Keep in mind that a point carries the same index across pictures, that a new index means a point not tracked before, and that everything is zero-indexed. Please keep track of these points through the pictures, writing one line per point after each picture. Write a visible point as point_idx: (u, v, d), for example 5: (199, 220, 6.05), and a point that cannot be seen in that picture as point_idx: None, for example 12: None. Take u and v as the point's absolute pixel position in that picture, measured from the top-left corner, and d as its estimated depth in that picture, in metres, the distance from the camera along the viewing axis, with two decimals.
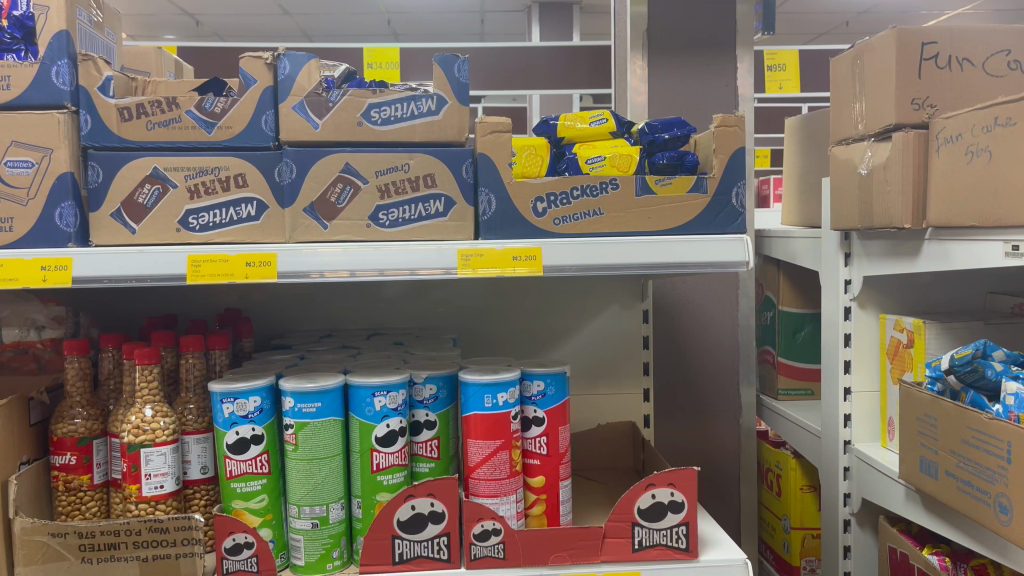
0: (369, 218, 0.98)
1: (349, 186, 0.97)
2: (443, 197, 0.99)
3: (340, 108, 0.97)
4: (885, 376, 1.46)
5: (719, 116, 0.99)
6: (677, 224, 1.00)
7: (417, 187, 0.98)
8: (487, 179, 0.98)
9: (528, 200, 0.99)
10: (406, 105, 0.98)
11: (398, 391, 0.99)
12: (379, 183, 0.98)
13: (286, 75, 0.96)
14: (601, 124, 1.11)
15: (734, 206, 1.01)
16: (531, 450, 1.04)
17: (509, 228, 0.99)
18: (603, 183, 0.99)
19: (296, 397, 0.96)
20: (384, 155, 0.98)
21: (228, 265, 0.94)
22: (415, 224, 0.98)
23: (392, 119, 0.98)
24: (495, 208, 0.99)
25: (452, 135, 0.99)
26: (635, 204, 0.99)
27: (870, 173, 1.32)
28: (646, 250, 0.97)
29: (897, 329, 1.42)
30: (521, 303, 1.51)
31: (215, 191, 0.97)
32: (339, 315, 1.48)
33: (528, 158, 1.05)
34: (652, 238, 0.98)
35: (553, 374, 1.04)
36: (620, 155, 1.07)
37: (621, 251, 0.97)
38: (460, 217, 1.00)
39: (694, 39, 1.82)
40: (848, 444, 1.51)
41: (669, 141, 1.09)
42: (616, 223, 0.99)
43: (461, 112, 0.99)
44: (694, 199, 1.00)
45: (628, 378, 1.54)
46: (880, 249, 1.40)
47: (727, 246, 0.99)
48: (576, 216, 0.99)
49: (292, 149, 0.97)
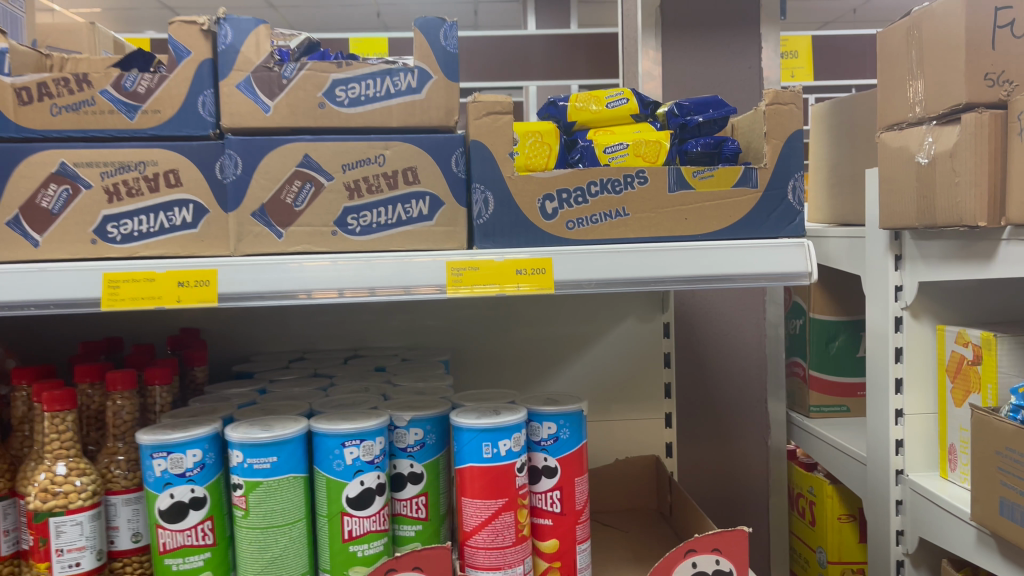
0: (336, 222, 0.78)
1: (309, 184, 0.77)
2: (427, 196, 0.79)
3: (296, 86, 0.77)
4: (945, 397, 1.27)
5: (770, 91, 0.79)
6: (720, 227, 0.80)
7: (394, 184, 0.78)
8: (481, 172, 0.79)
9: (534, 198, 0.79)
10: (380, 81, 0.78)
11: (374, 440, 0.80)
12: (346, 179, 0.78)
13: (228, 45, 0.77)
14: (619, 106, 0.92)
15: (789, 204, 0.81)
16: (540, 508, 0.84)
17: (510, 233, 0.79)
18: (628, 176, 0.79)
19: (246, 451, 0.77)
20: (353, 144, 0.78)
21: (155, 286, 0.74)
22: (393, 230, 0.79)
23: (362, 99, 0.78)
24: (493, 207, 0.79)
25: (437, 117, 0.79)
26: (668, 202, 0.79)
27: (933, 162, 1.12)
28: (681, 261, 0.78)
29: (959, 343, 1.23)
30: (525, 315, 1.31)
31: (140, 192, 0.77)
32: (313, 334, 1.28)
33: (533, 147, 0.86)
34: (689, 244, 0.79)
35: (566, 415, 0.84)
36: (647, 142, 0.86)
37: (651, 262, 0.78)
38: (449, 220, 0.79)
39: (712, 16, 1.62)
40: (900, 474, 1.32)
41: (703, 124, 0.91)
42: (644, 226, 0.79)
43: (448, 88, 0.79)
44: (741, 196, 0.80)
45: (646, 402, 1.34)
46: (939, 252, 1.19)
47: (782, 255, 0.79)
48: (594, 218, 0.79)
49: (235, 138, 0.77)
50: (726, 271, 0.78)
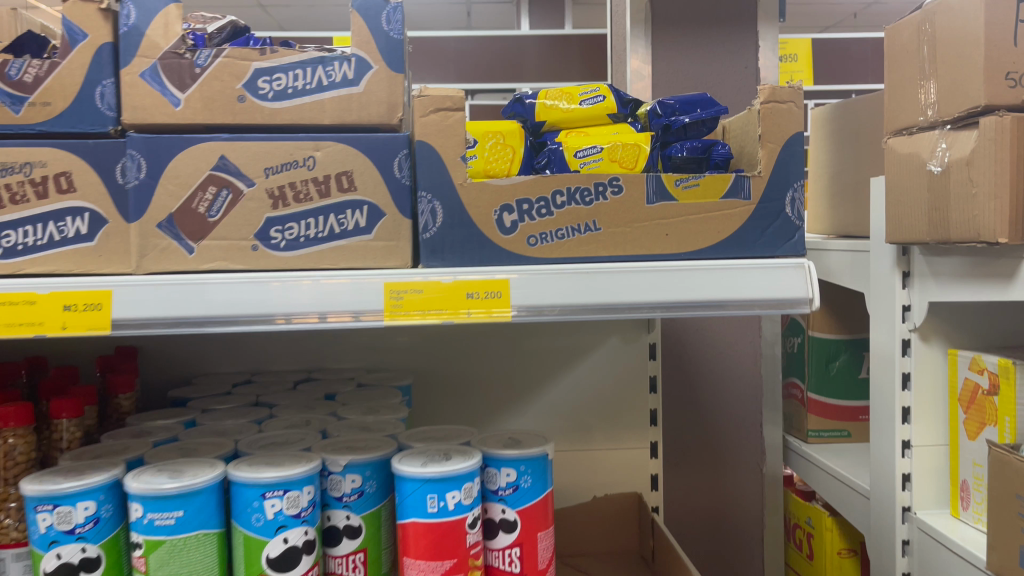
0: (257, 236, 0.67)
1: (225, 190, 0.66)
2: (364, 205, 0.67)
3: (210, 75, 0.65)
4: (957, 429, 1.15)
5: (765, 88, 0.68)
6: (705, 245, 0.69)
7: (326, 192, 0.67)
8: (427, 178, 0.67)
9: (488, 209, 0.67)
10: (310, 70, 0.67)
11: (300, 490, 0.68)
12: (269, 185, 0.66)
13: (131, 26, 0.65)
14: (594, 104, 0.80)
15: (786, 217, 0.70)
16: (497, 567, 0.73)
17: (460, 250, 0.68)
18: (599, 185, 0.67)
19: (147, 504, 0.65)
20: (278, 144, 0.67)
21: (36, 311, 0.62)
22: (324, 246, 0.67)
23: (289, 92, 0.67)
24: (441, 220, 0.67)
25: (376, 114, 0.68)
26: (645, 215, 0.68)
27: (947, 171, 0.98)
28: (657, 283, 0.66)
29: (972, 370, 1.11)
30: (498, 334, 1.20)
31: (26, 199, 0.65)
32: (265, 354, 1.16)
33: (493, 150, 0.75)
34: (670, 265, 0.68)
35: (527, 460, 0.72)
36: (624, 145, 0.75)
37: (623, 285, 0.66)
38: (390, 233, 0.68)
39: (705, 12, 1.51)
40: (907, 512, 1.20)
41: (689, 125, 0.79)
42: (618, 243, 0.68)
43: (391, 80, 0.68)
44: (730, 209, 0.69)
45: (631, 430, 1.23)
46: (952, 270, 1.07)
47: (777, 277, 0.68)
48: (560, 233, 0.68)
49: (136, 135, 0.65)
50: (710, 296, 0.67)
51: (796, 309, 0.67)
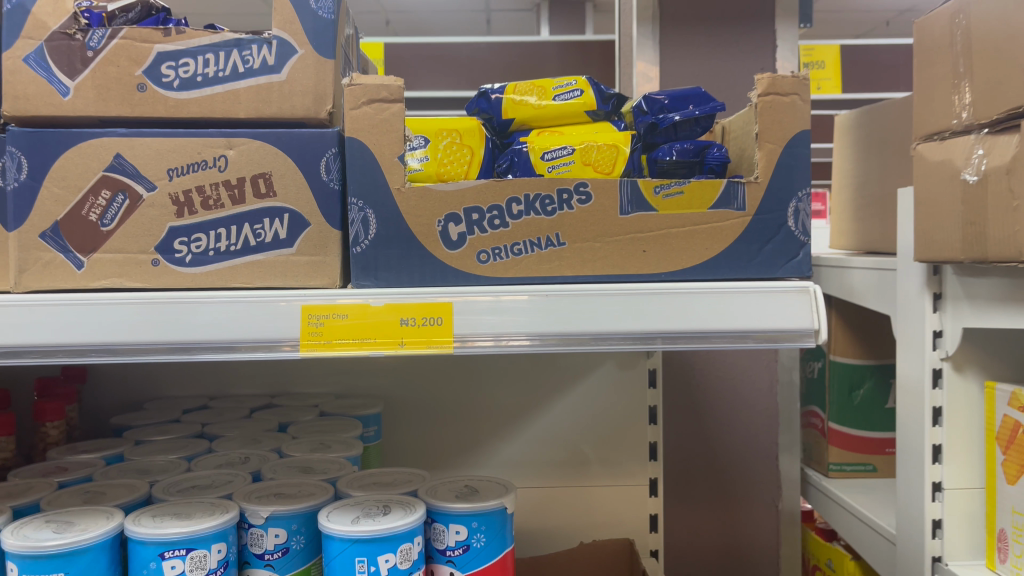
0: (158, 248, 0.57)
1: (121, 195, 0.56)
2: (285, 214, 0.57)
3: (104, 59, 0.56)
4: (995, 471, 0.99)
5: (764, 77, 0.57)
6: (690, 263, 0.58)
7: (240, 198, 0.57)
8: (357, 182, 0.57)
9: (432, 219, 0.57)
10: (223, 55, 0.57)
11: (208, 548, 0.58)
12: (173, 190, 0.57)
13: (15, 2, 0.56)
14: (569, 99, 0.69)
15: (789, 230, 0.58)
16: None
17: (397, 267, 0.57)
18: (563, 192, 0.57)
19: (21, 564, 0.55)
20: (182, 140, 0.57)
21: None
22: (238, 261, 0.57)
23: (197, 80, 0.57)
24: (374, 231, 0.57)
25: (300, 106, 0.57)
26: (618, 228, 0.57)
27: (985, 181, 0.84)
28: (626, 308, 0.55)
29: (1013, 406, 0.95)
30: (481, 357, 1.09)
31: None
32: (225, 376, 1.06)
33: (448, 150, 0.65)
34: (646, 288, 0.56)
35: (479, 516, 0.61)
36: (600, 147, 0.64)
37: (588, 312, 0.56)
38: (316, 246, 0.57)
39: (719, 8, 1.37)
40: (937, 562, 1.03)
41: (680, 124, 0.68)
42: (585, 261, 0.57)
43: (318, 67, 0.57)
44: (719, 221, 0.57)
45: (628, 465, 1.11)
46: (988, 294, 0.94)
47: (775, 304, 0.56)
48: (517, 247, 0.57)
49: (17, 130, 0.56)
50: (690, 326, 0.55)
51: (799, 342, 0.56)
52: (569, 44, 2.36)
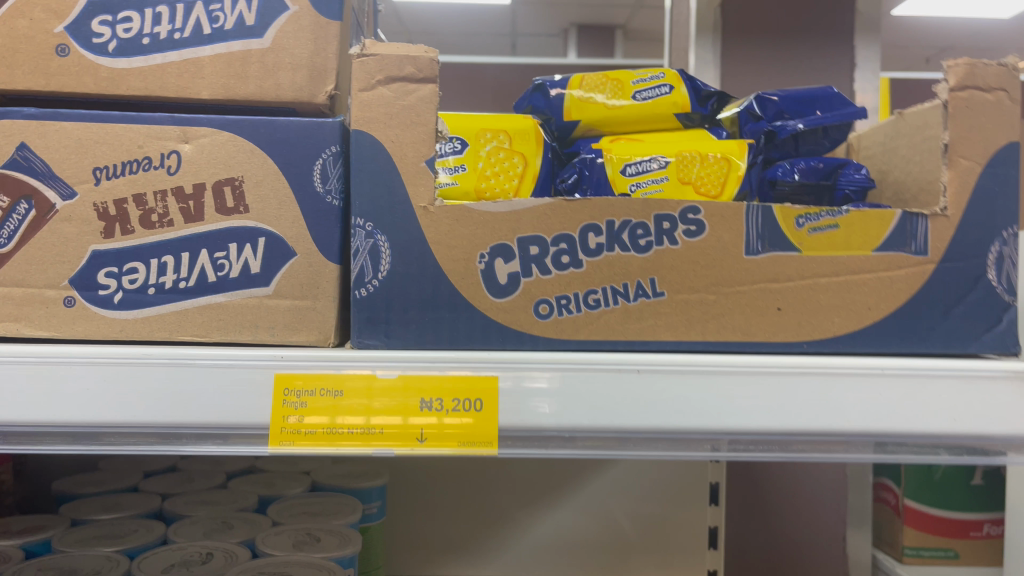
0: (75, 282, 0.39)
1: (24, 203, 0.39)
2: (259, 239, 0.40)
3: (12, 9, 0.39)
4: None
5: (957, 65, 0.39)
6: (844, 329, 0.39)
7: (196, 213, 0.40)
8: (364, 195, 0.39)
9: (471, 251, 0.39)
10: (182, 9, 0.40)
11: None
12: (101, 198, 0.39)
13: None
14: (655, 97, 0.52)
15: (989, 285, 0.40)
16: None
17: (418, 321, 0.39)
18: (663, 220, 0.39)
19: None
20: (116, 127, 0.39)
21: None
22: (186, 305, 0.39)
23: (142, 43, 0.40)
24: (387, 268, 0.39)
25: (288, 84, 0.40)
26: (742, 276, 0.39)
27: None
28: (750, 395, 0.38)
29: None
30: None
31: None
32: None
33: (494, 158, 0.48)
34: (783, 367, 0.38)
35: None
36: (702, 161, 0.47)
37: (697, 401, 0.38)
38: (302, 286, 0.40)
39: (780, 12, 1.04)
40: None
41: (802, 135, 0.51)
42: (692, 321, 0.39)
43: (316, 31, 0.40)
44: (889, 270, 0.39)
45: (681, 553, 0.91)
46: None
47: (974, 399, 0.38)
48: (592, 297, 0.39)
49: None
50: (841, 425, 0.37)
51: (984, 458, 0.38)
52: (601, 65, 2.16)
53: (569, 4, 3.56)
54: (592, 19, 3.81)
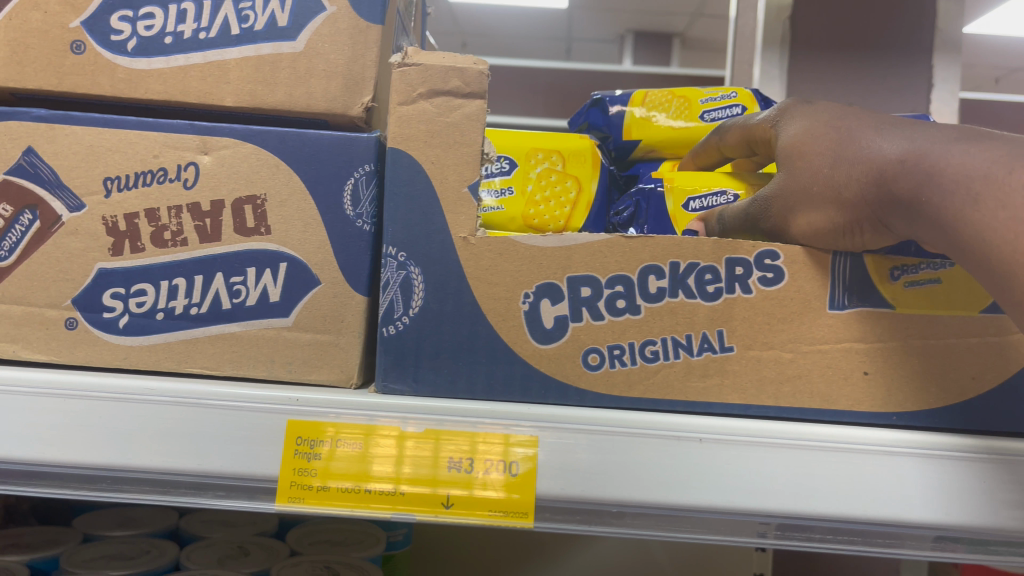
0: (79, 303, 0.36)
1: (29, 214, 0.36)
2: (281, 264, 0.36)
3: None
4: None
5: None
6: (941, 402, 0.34)
7: (213, 232, 0.36)
8: (398, 220, 0.35)
9: (515, 290, 0.34)
10: (209, 6, 0.36)
11: None
12: (111, 212, 0.36)
13: None
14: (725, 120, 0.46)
15: None
16: None
17: (451, 366, 0.35)
18: (736, 265, 0.34)
19: None
20: (130, 134, 0.36)
21: None
22: (196, 335, 0.36)
23: (164, 42, 0.36)
24: (419, 303, 0.35)
25: (321, 93, 0.36)
26: (825, 333, 0.34)
27: None
28: (828, 474, 0.32)
29: None
30: None
31: None
32: None
33: (545, 182, 0.44)
34: (868, 441, 0.33)
35: None
36: None
37: (765, 477, 0.33)
38: (325, 319, 0.36)
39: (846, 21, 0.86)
40: None
41: None
42: (764, 382, 0.34)
43: (355, 36, 0.36)
44: (998, 335, 0.34)
45: None
46: None
47: None
48: (650, 349, 0.34)
49: None
50: (932, 516, 0.32)
51: None
52: (656, 73, 2.08)
53: (626, 9, 3.48)
54: (648, 25, 3.73)
